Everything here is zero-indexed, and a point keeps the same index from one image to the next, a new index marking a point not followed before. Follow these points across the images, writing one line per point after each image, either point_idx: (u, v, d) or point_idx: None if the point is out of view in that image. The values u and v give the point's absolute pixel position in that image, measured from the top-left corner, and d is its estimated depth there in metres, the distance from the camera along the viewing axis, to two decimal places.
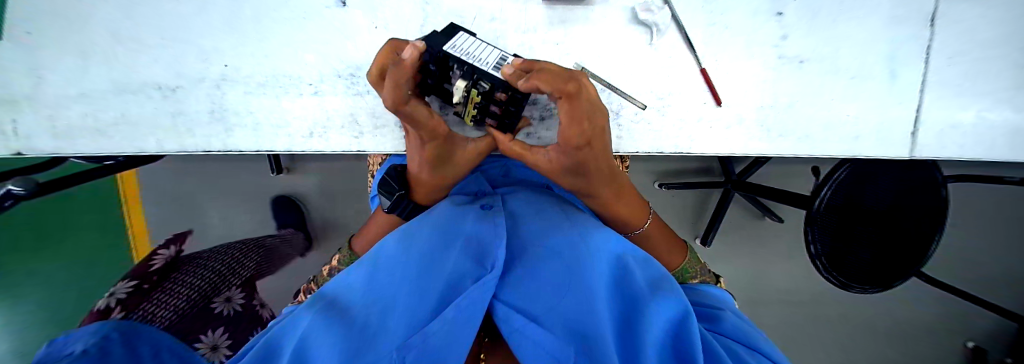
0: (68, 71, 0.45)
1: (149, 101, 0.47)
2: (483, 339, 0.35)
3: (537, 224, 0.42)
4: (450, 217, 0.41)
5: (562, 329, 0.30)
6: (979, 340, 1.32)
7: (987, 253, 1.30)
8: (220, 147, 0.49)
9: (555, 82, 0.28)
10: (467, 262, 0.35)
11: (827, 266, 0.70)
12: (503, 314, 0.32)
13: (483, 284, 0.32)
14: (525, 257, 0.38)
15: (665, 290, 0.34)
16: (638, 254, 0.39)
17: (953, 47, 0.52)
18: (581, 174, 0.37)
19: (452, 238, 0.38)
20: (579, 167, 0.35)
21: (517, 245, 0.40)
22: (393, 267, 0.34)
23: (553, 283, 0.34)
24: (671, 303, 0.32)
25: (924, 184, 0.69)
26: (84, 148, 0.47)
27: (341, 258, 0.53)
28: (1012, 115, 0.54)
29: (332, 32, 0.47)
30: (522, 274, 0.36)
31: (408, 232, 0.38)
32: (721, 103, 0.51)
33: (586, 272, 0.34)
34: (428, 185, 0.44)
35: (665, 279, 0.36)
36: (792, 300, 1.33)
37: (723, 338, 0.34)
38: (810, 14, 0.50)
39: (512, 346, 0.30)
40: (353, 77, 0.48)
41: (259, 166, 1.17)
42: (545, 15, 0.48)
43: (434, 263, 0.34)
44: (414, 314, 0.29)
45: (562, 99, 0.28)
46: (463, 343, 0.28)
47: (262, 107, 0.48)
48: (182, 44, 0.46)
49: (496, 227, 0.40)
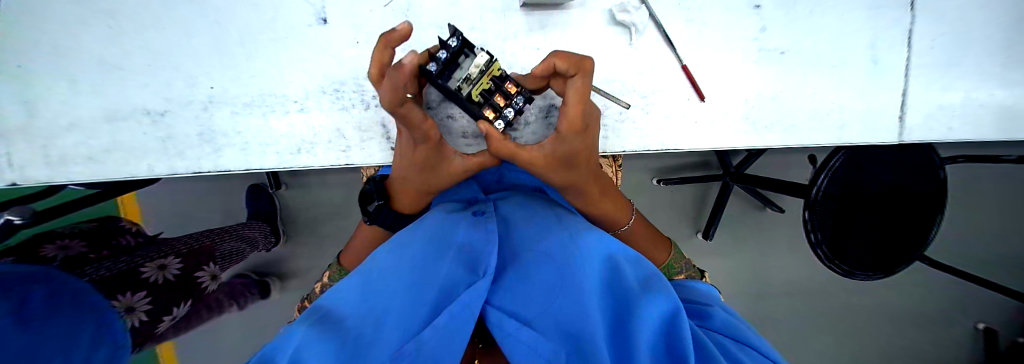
0: (60, 101, 0.46)
1: (139, 126, 0.47)
2: (477, 345, 0.36)
3: (530, 228, 0.42)
4: (445, 225, 0.41)
5: (554, 331, 0.30)
6: (990, 322, 1.30)
7: (992, 233, 1.29)
8: (211, 167, 0.49)
9: (568, 60, 0.35)
10: (459, 269, 0.35)
11: (829, 255, 0.69)
12: (496, 319, 0.32)
13: (475, 290, 0.33)
14: (517, 262, 0.38)
15: (657, 288, 0.34)
16: (629, 253, 0.39)
17: (935, 29, 0.52)
18: (569, 169, 0.39)
19: (445, 247, 0.38)
20: (568, 159, 0.38)
21: (509, 252, 0.40)
22: (384, 279, 0.33)
23: (547, 286, 0.34)
24: (664, 299, 0.32)
25: (919, 168, 0.69)
26: (78, 176, 0.47)
27: (332, 273, 0.54)
28: (999, 94, 0.54)
29: (316, 49, 0.48)
30: (516, 278, 0.36)
31: (400, 242, 0.39)
32: (705, 99, 0.51)
33: (579, 272, 0.34)
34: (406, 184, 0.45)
35: (654, 277, 0.37)
36: (798, 291, 1.32)
37: (713, 333, 0.34)
38: (788, 5, 0.50)
39: (506, 351, 0.30)
40: (339, 92, 0.49)
41: (259, 183, 1.19)
42: (524, 22, 0.48)
43: (426, 271, 0.34)
44: (409, 322, 0.29)
45: (579, 74, 0.35)
46: (456, 348, 0.28)
47: (250, 127, 0.49)
48: (168, 69, 0.47)
49: (488, 233, 0.41)
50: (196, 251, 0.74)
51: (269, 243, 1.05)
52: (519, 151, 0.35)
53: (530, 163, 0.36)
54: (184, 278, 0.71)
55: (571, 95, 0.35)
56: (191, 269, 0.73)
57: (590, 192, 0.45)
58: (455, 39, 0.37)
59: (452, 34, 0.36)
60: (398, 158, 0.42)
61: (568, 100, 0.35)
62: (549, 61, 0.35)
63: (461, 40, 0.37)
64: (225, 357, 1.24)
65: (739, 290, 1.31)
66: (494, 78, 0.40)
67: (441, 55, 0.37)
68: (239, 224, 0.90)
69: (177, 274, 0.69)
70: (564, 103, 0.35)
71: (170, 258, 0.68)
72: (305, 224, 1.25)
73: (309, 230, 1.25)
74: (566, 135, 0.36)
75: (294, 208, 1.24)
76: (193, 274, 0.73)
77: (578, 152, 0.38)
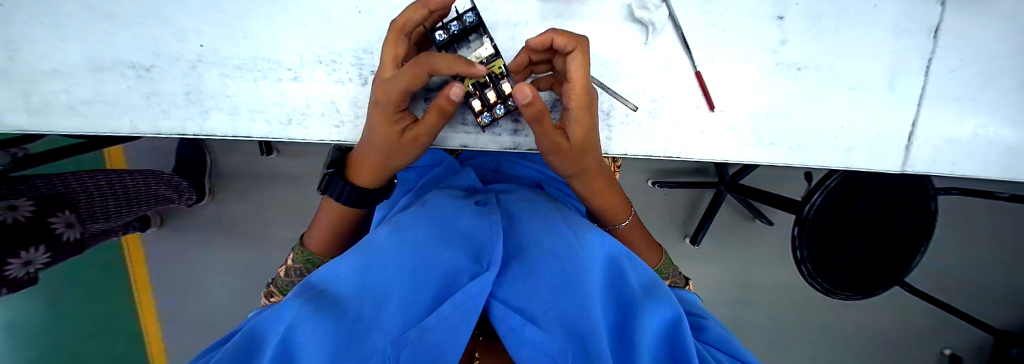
0: (43, 46, 0.43)
1: (123, 80, 0.45)
2: (478, 337, 0.35)
3: (535, 221, 0.41)
4: (449, 213, 0.41)
5: (558, 328, 0.30)
6: (956, 348, 1.34)
7: (969, 264, 1.32)
8: (196, 130, 0.46)
9: (565, 36, 0.34)
10: (465, 258, 0.34)
11: (812, 272, 0.70)
12: (500, 313, 0.32)
13: (481, 281, 0.32)
14: (523, 256, 0.37)
15: (658, 294, 0.34)
16: (633, 256, 0.39)
17: (955, 61, 0.51)
18: (582, 153, 0.39)
19: (449, 234, 0.37)
20: (584, 141, 0.38)
21: (514, 244, 0.39)
22: (386, 256, 0.32)
23: (553, 282, 0.33)
24: (665, 307, 0.32)
25: (913, 195, 0.69)
26: (58, 126, 0.45)
27: (296, 255, 0.51)
28: (1008, 132, 0.53)
29: (316, 15, 0.45)
30: (520, 270, 0.35)
31: (401, 223, 0.37)
32: (714, 109, 0.50)
33: (584, 271, 0.34)
34: (379, 161, 0.40)
35: (659, 284, 0.37)
36: (775, 302, 1.35)
37: (710, 348, 0.34)
38: (810, 21, 0.49)
39: (508, 346, 0.30)
40: (335, 63, 0.46)
41: (235, 151, 1.22)
42: (538, 9, 0.46)
43: (432, 253, 0.33)
44: (411, 306, 0.28)
45: (576, 49, 0.34)
46: (461, 338, 0.28)
47: (240, 91, 0.46)
48: (159, 20, 0.44)
49: (492, 223, 0.41)
50: (58, 200, 0.69)
51: (189, 200, 1.07)
52: (545, 128, 0.34)
53: (553, 145, 0.37)
54: (36, 220, 0.66)
55: (573, 70, 0.34)
56: (47, 212, 0.67)
57: (595, 183, 0.45)
58: (472, 16, 0.37)
59: (472, 11, 0.36)
60: (369, 130, 0.38)
61: (572, 74, 0.35)
62: (547, 36, 0.35)
63: (478, 20, 0.37)
64: (206, 321, 1.27)
65: (720, 296, 1.34)
66: (492, 76, 0.39)
67: (453, 27, 0.37)
68: (133, 174, 0.84)
69: (27, 217, 0.64)
70: (567, 77, 0.35)
71: (24, 200, 0.63)
72: (296, 192, 1.24)
73: (299, 198, 1.24)
74: (577, 114, 0.36)
75: (287, 175, 1.23)
76: (45, 219, 0.67)
77: (590, 138, 0.38)
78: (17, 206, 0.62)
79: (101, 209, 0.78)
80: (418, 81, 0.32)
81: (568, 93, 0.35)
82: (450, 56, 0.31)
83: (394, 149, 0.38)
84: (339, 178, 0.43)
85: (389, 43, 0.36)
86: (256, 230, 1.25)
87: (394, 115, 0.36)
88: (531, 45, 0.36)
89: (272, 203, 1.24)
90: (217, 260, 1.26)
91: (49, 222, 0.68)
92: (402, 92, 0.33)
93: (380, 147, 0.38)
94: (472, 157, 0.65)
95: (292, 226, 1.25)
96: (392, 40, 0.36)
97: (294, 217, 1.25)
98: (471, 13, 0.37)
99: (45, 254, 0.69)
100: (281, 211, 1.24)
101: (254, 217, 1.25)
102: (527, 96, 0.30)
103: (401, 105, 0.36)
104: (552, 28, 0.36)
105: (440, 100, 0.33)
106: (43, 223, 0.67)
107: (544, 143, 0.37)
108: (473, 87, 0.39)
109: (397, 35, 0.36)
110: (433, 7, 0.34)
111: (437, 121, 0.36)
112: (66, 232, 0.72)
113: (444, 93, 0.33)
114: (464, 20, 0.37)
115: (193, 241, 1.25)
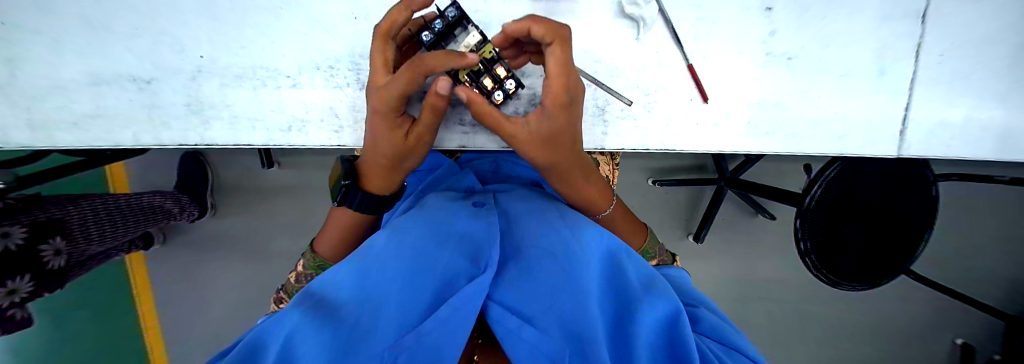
0: (43, 62, 0.44)
1: (123, 92, 0.45)
2: (477, 340, 0.34)
3: (533, 221, 0.42)
4: (444, 215, 0.41)
5: (556, 329, 0.30)
6: (966, 337, 1.33)
7: (975, 251, 1.31)
8: (197, 141, 0.47)
9: (542, 25, 0.33)
10: (462, 260, 0.34)
11: (817, 264, 0.69)
12: (497, 315, 0.32)
13: (478, 283, 0.32)
14: (520, 258, 0.37)
15: (658, 289, 0.34)
16: (632, 252, 0.39)
17: (944, 45, 0.51)
18: (554, 146, 0.38)
19: (445, 236, 0.37)
20: (553, 137, 0.37)
21: (512, 246, 0.39)
22: (384, 263, 0.32)
23: (550, 281, 0.33)
24: (664, 301, 0.32)
25: (913, 182, 0.70)
26: (61, 140, 0.45)
27: (305, 262, 0.51)
28: (999, 114, 0.53)
29: (310, 23, 0.46)
30: (518, 272, 0.35)
31: (396, 229, 0.37)
32: (708, 100, 0.50)
33: (579, 271, 0.34)
34: (385, 164, 0.40)
35: (658, 279, 0.37)
36: (781, 296, 1.34)
37: (705, 339, 0.34)
38: (798, 10, 0.50)
39: (506, 347, 0.30)
40: (333, 69, 0.47)
41: (236, 164, 1.23)
42: (529, 9, 0.47)
43: (428, 256, 0.33)
44: (406, 313, 0.28)
45: (555, 42, 0.33)
46: (460, 338, 0.28)
47: (239, 100, 0.47)
48: (156, 33, 0.45)
49: (489, 224, 0.41)
50: (48, 226, 0.66)
51: (191, 216, 1.08)
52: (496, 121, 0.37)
53: (515, 137, 0.37)
54: (26, 250, 0.62)
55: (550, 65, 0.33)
56: (38, 240, 0.64)
57: (568, 178, 0.44)
58: (454, 10, 0.38)
59: (453, 6, 0.37)
60: (372, 133, 0.38)
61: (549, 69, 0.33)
62: (524, 25, 0.33)
63: (460, 13, 0.38)
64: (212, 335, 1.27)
65: (725, 292, 1.33)
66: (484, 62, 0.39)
67: (436, 25, 0.38)
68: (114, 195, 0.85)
69: (20, 244, 0.60)
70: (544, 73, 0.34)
71: (16, 225, 0.60)
72: (297, 203, 1.24)
73: (301, 209, 1.24)
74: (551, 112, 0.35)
75: (288, 187, 1.23)
76: (36, 247, 0.64)
77: (567, 127, 0.37)
78: (10, 233, 0.58)
79: (95, 232, 0.78)
80: (413, 85, 0.32)
81: (545, 90, 0.34)
82: (438, 54, 0.31)
83: (397, 151, 0.38)
84: (356, 189, 0.42)
85: (377, 49, 0.37)
86: (258, 242, 1.26)
87: (395, 119, 0.37)
88: (508, 31, 0.35)
89: (274, 214, 1.25)
90: (218, 273, 1.26)
91: (38, 250, 0.64)
92: (399, 98, 0.34)
93: (385, 153, 0.39)
94: (469, 158, 0.66)
95: (294, 237, 1.25)
96: (379, 44, 0.36)
97: (296, 228, 1.25)
98: (452, 7, 0.38)
99: (31, 282, 0.64)
100: (283, 222, 1.25)
101: (254, 230, 1.25)
102: (465, 96, 0.35)
103: (400, 110, 0.36)
104: (530, 15, 0.34)
105: (432, 97, 0.34)
106: (32, 251, 0.63)
107: (501, 132, 0.38)
108: (468, 77, 0.39)
109: (383, 41, 0.36)
110: (415, 7, 0.35)
111: (433, 119, 0.37)
112: (53, 259, 0.68)
113: (433, 89, 0.33)
114: (447, 15, 0.38)
115: (195, 256, 1.25)
